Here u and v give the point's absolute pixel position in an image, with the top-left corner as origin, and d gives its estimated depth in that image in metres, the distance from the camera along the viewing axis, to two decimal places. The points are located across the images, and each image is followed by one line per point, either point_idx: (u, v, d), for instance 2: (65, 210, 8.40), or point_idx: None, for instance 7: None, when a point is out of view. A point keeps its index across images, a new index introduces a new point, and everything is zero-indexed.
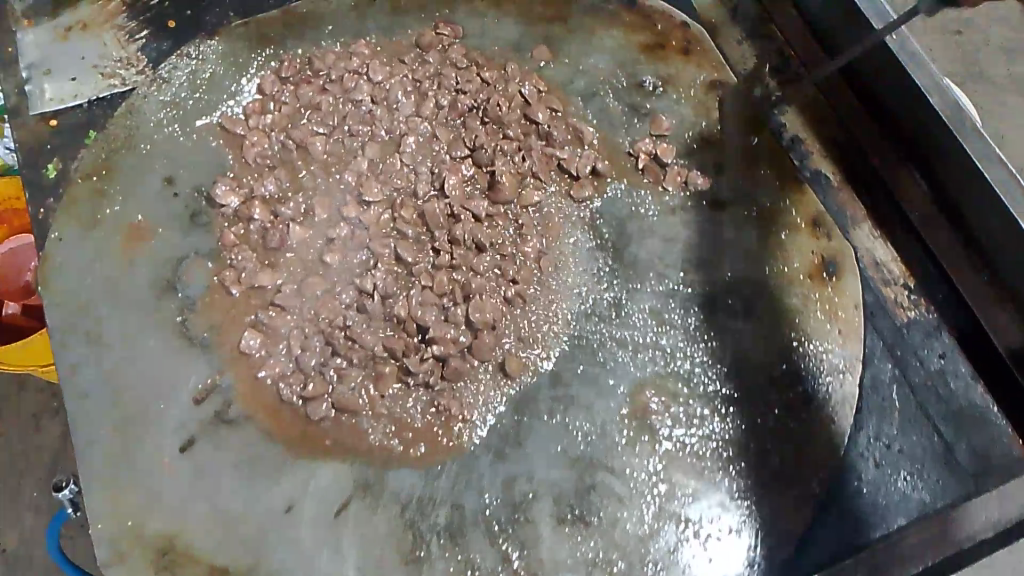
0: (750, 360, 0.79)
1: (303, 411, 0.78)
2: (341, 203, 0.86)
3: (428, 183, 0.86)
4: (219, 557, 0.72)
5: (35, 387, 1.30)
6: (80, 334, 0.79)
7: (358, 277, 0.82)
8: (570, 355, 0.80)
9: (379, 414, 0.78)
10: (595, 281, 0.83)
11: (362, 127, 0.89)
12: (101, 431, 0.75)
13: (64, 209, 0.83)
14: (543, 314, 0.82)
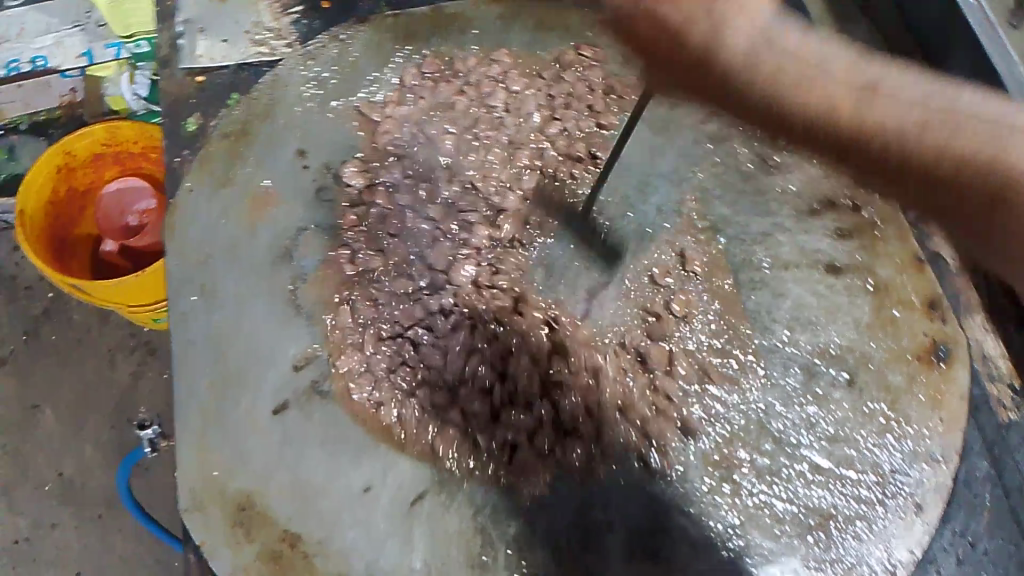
0: (847, 432, 0.78)
1: (376, 411, 0.79)
2: (458, 204, 0.88)
3: (534, 207, 0.88)
4: (294, 525, 0.73)
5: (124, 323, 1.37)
6: (194, 287, 0.81)
7: (457, 292, 0.84)
8: (658, 411, 0.79)
9: (459, 429, 0.79)
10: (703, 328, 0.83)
11: (491, 132, 0.90)
12: (200, 382, 0.78)
13: (199, 167, 0.86)
14: (637, 363, 0.82)
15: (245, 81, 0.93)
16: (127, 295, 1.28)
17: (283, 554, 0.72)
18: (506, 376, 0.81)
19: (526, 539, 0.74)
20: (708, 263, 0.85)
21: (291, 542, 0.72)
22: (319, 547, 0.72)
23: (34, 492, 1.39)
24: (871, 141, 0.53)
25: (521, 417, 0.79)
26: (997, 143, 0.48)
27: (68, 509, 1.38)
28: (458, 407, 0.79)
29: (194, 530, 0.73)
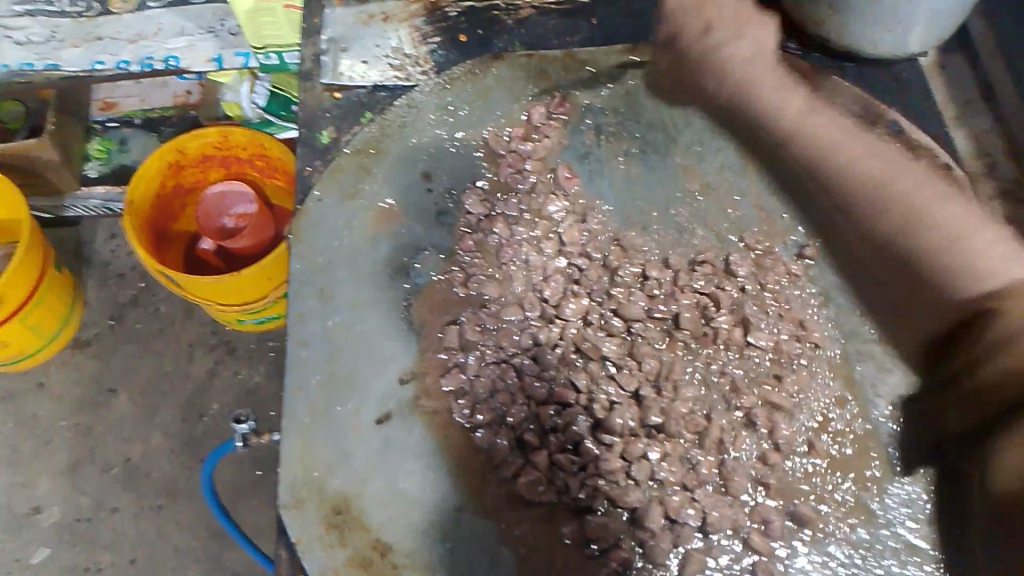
0: (945, 516, 0.77)
1: (472, 434, 0.80)
2: (574, 241, 0.90)
3: (656, 260, 0.89)
4: (386, 533, 0.74)
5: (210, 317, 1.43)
6: (315, 290, 0.84)
7: (563, 332, 0.86)
8: (751, 474, 0.80)
9: (553, 468, 0.79)
10: (813, 397, 0.83)
11: (610, 179, 0.92)
12: (310, 382, 0.80)
13: (331, 175, 0.89)
14: (738, 426, 0.82)
15: (379, 102, 0.97)
16: (216, 294, 1.31)
17: (373, 561, 0.73)
18: (605, 425, 0.81)
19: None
20: (824, 330, 0.85)
21: (382, 551, 0.73)
22: (409, 558, 0.73)
23: (99, 475, 1.41)
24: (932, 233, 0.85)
25: (614, 467, 0.78)
26: None
27: (128, 495, 1.39)
28: (549, 449, 0.80)
29: (290, 526, 0.74)
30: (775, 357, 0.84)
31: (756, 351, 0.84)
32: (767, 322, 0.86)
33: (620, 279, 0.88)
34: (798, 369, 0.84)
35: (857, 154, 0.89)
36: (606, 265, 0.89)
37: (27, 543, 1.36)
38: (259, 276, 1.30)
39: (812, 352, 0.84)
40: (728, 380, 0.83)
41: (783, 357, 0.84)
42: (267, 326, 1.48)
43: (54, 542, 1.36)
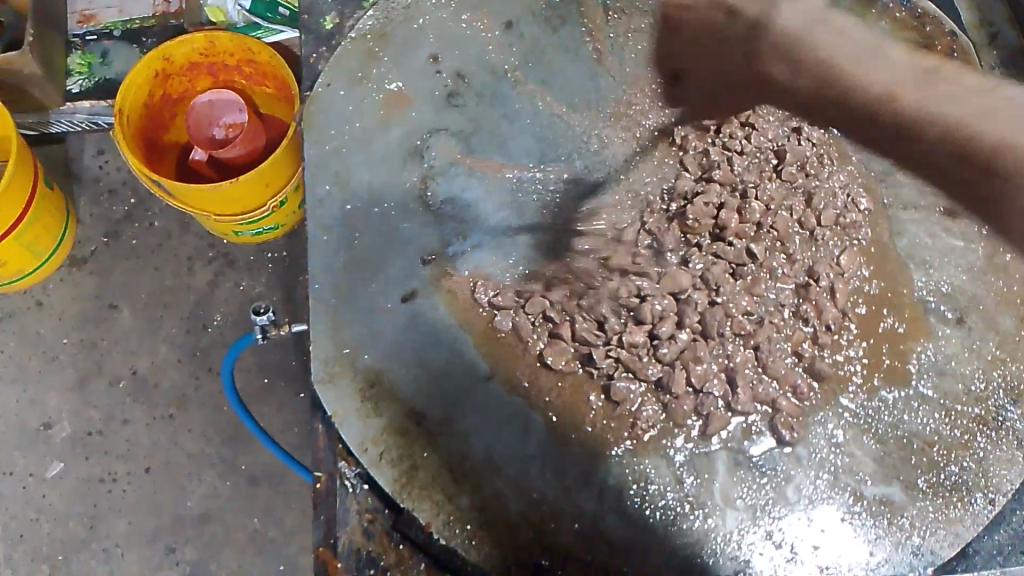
0: (957, 369, 0.80)
1: (491, 318, 0.81)
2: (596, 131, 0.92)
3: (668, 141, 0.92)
4: (419, 404, 0.76)
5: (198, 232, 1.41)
6: (331, 173, 0.84)
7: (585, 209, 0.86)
8: (774, 341, 0.80)
9: (576, 343, 0.80)
10: (834, 257, 0.84)
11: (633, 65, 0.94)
12: (334, 263, 0.81)
13: (339, 61, 0.87)
14: (761, 295, 0.82)
15: None
16: (207, 203, 1.23)
17: (410, 430, 0.75)
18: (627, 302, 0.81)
19: (633, 445, 0.77)
20: (852, 198, 0.86)
21: (416, 420, 0.76)
22: (444, 427, 0.75)
23: (109, 389, 1.34)
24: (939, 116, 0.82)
25: (637, 341, 0.79)
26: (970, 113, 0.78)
27: (139, 408, 1.33)
28: (573, 324, 0.80)
29: (325, 399, 0.76)
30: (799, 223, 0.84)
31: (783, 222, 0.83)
32: (790, 191, 0.85)
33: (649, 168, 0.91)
34: (822, 235, 0.84)
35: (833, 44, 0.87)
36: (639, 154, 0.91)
37: (43, 457, 1.31)
38: (241, 185, 1.20)
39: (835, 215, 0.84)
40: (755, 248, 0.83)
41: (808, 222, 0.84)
42: (266, 237, 1.38)
43: (70, 456, 1.31)
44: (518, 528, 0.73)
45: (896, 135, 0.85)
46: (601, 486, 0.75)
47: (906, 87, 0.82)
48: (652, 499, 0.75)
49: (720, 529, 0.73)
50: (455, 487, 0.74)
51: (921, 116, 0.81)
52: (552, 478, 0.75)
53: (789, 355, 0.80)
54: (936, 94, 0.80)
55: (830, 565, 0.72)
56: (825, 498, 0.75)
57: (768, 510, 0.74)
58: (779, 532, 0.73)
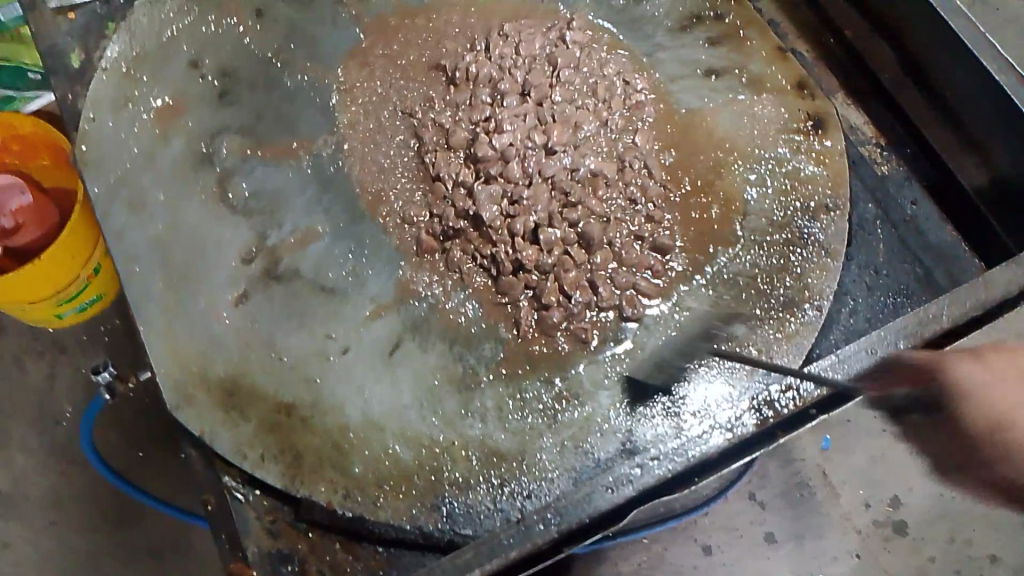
0: (752, 207, 0.87)
1: (332, 292, 0.81)
2: (377, 85, 0.92)
3: (448, 71, 0.92)
4: (284, 394, 0.76)
5: (14, 330, 1.30)
6: (123, 202, 0.82)
7: (403, 163, 0.89)
8: (611, 229, 0.85)
9: (435, 298, 0.83)
10: (642, 142, 0.89)
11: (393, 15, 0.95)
12: (154, 289, 0.79)
13: (96, 91, 0.86)
14: (592, 195, 0.86)
15: (118, 9, 0.93)
16: (18, 293, 1.11)
17: (283, 423, 0.75)
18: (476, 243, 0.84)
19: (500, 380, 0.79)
20: (628, 81, 0.93)
21: (287, 411, 0.76)
22: (314, 408, 0.76)
23: None
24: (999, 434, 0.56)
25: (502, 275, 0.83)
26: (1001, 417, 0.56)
27: (16, 527, 1.20)
28: (429, 281, 0.84)
29: (187, 422, 0.75)
30: (599, 122, 0.90)
31: (582, 120, 0.88)
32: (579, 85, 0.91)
33: (427, 94, 0.92)
34: (617, 122, 0.90)
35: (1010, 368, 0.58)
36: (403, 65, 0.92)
37: None
38: (60, 259, 1.12)
39: (621, 105, 0.90)
40: (568, 148, 0.87)
41: (610, 114, 0.90)
42: (92, 312, 1.26)
43: None
44: (416, 475, 0.74)
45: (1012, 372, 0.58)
46: (481, 410, 0.77)
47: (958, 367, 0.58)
48: (529, 404, 0.78)
49: (596, 412, 0.78)
50: (345, 458, 0.74)
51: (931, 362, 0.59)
52: (434, 420, 0.76)
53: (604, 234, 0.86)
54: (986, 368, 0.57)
55: (699, 408, 0.77)
56: (676, 355, 0.80)
57: (636, 380, 0.79)
58: (647, 397, 0.78)
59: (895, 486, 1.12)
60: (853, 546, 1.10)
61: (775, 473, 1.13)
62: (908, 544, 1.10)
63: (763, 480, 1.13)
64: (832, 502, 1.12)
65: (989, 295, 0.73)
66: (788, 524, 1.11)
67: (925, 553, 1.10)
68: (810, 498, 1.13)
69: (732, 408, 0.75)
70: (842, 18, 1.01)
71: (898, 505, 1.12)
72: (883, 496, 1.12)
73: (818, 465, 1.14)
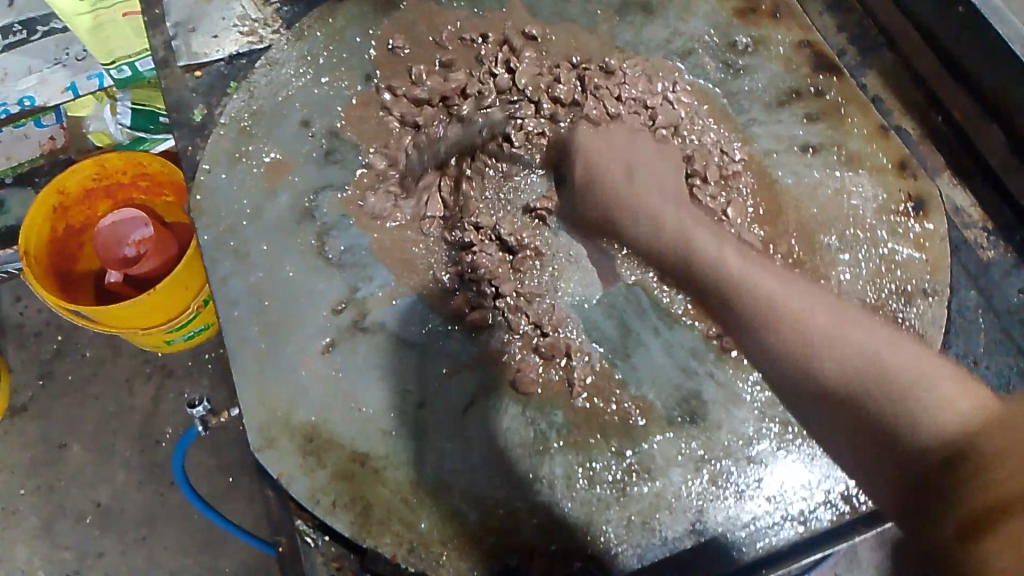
0: (843, 286, 0.85)
1: (416, 348, 0.84)
2: (471, 137, 0.94)
3: (535, 121, 0.92)
4: (359, 445, 0.78)
5: (127, 352, 1.36)
6: (228, 252, 0.87)
7: (492, 214, 0.92)
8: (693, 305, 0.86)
9: (506, 354, 0.84)
10: (733, 206, 0.88)
11: (491, 67, 0.96)
12: (250, 335, 0.83)
13: (214, 145, 0.92)
14: None
15: (241, 69, 1.01)
16: (133, 320, 1.18)
17: (356, 472, 0.77)
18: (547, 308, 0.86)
19: (569, 449, 0.79)
20: (725, 151, 0.92)
21: (361, 461, 0.78)
22: (387, 461, 0.78)
23: (74, 527, 1.26)
24: (837, 369, 0.56)
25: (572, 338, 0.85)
26: (828, 336, 0.57)
27: (111, 540, 1.25)
28: (495, 337, 0.85)
29: (268, 464, 0.78)
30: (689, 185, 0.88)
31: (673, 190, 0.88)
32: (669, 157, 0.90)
33: (514, 147, 0.92)
34: (712, 188, 0.89)
35: (778, 292, 0.63)
36: (489, 123, 0.93)
37: None
38: (174, 289, 1.18)
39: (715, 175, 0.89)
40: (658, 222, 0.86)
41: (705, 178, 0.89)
42: (199, 339, 1.33)
43: None
44: (480, 536, 0.75)
45: (803, 291, 0.62)
46: (549, 477, 0.77)
47: (807, 309, 0.60)
48: (599, 476, 0.77)
49: (667, 489, 0.76)
50: (412, 514, 0.75)
51: (741, 286, 0.65)
52: (501, 483, 0.77)
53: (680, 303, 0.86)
54: (786, 288, 0.63)
55: (774, 494, 0.76)
56: (757, 436, 0.79)
57: (710, 459, 0.78)
58: (723, 478, 0.77)
59: None
60: None
61: None
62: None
63: None
64: None
65: None
66: None
67: None
68: None
69: (806, 497, 0.76)
70: (951, 98, 0.97)
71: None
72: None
73: None
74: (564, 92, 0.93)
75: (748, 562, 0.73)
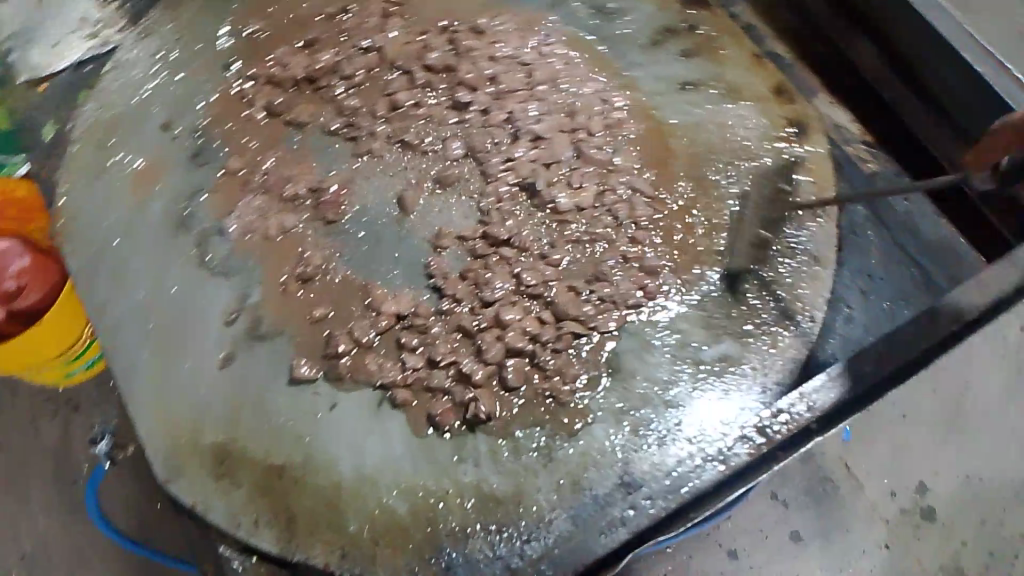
0: (733, 218, 0.85)
1: (323, 347, 0.80)
2: (344, 117, 0.89)
3: (411, 93, 0.91)
4: (274, 456, 0.75)
5: (21, 391, 1.28)
6: (104, 274, 0.81)
7: (381, 192, 0.86)
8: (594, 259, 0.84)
9: (408, 342, 0.80)
10: (619, 153, 0.88)
11: (359, 44, 0.94)
12: (139, 361, 0.78)
13: (71, 162, 0.85)
14: (568, 220, 0.85)
15: (88, 77, 0.93)
16: (25, 359, 1.11)
17: (274, 484, 0.74)
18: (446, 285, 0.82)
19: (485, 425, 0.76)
20: (606, 99, 0.91)
21: (277, 473, 0.74)
22: (305, 467, 0.74)
23: None
24: None
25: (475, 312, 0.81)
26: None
27: None
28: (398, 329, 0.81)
29: (179, 494, 0.73)
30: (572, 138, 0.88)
31: (560, 145, 0.88)
32: (551, 114, 0.90)
33: (394, 119, 0.89)
34: (599, 136, 0.89)
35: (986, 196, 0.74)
36: (366, 101, 0.90)
37: None
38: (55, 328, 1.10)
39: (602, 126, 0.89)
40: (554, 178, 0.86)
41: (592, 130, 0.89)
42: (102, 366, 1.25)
43: None
44: (411, 528, 0.71)
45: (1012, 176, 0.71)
46: (474, 455, 0.75)
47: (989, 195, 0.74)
48: (524, 445, 0.76)
49: (595, 446, 0.75)
50: (339, 516, 0.72)
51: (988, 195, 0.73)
52: (427, 470, 0.74)
53: (580, 257, 0.84)
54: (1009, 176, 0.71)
55: (694, 435, 0.74)
56: (672, 381, 0.78)
57: (629, 410, 0.77)
58: (646, 427, 0.75)
59: (919, 474, 1.16)
60: (883, 536, 1.12)
61: (795, 473, 1.16)
62: (938, 530, 1.13)
63: (784, 478, 1.16)
64: (856, 494, 1.15)
65: (978, 301, 0.70)
66: (813, 521, 1.13)
67: (956, 538, 1.13)
68: (833, 493, 1.15)
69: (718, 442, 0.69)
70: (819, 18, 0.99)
71: (923, 491, 1.15)
72: (908, 485, 1.16)
73: (841, 459, 1.17)
74: (440, 60, 0.92)
75: (672, 510, 0.65)
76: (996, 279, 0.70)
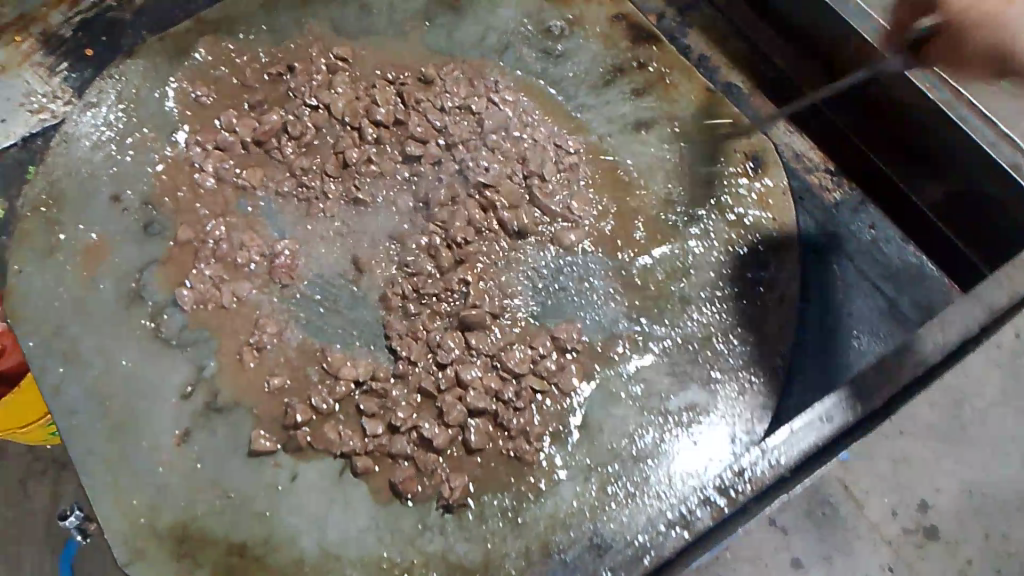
0: (696, 259, 0.84)
1: (281, 419, 0.79)
2: (296, 178, 0.88)
3: (360, 148, 0.89)
4: (235, 534, 0.74)
5: None
6: (58, 355, 0.80)
7: (335, 252, 0.85)
8: (553, 309, 0.83)
9: (367, 409, 0.78)
10: (575, 197, 0.87)
11: (304, 97, 0.92)
12: (95, 443, 0.77)
13: (18, 243, 0.84)
14: (526, 272, 0.84)
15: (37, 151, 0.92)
16: None
17: (237, 565, 0.72)
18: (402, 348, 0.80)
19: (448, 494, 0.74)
20: (559, 145, 0.89)
21: (239, 552, 0.73)
22: (267, 545, 0.73)
23: None
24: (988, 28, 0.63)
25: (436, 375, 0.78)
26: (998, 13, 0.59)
27: None
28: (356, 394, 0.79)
29: None
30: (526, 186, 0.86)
31: (514, 195, 0.86)
32: (501, 162, 0.87)
33: (345, 177, 0.88)
34: (554, 181, 0.87)
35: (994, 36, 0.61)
36: (317, 159, 0.89)
37: None
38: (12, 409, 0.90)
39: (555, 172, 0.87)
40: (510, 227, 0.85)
41: (546, 175, 0.87)
42: None
43: None
44: None
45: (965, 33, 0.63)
46: (438, 524, 0.74)
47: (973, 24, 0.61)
48: (489, 508, 0.75)
49: (562, 507, 0.74)
50: None
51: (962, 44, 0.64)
52: (392, 541, 0.73)
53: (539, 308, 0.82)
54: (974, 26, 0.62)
55: (664, 490, 0.74)
56: (642, 431, 0.77)
57: (599, 466, 0.76)
58: (616, 481, 0.75)
59: (920, 489, 1.02)
60: (885, 559, 0.98)
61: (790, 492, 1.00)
62: (942, 549, 1.00)
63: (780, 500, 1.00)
64: (855, 514, 1.00)
65: (943, 340, 0.68)
66: (815, 545, 0.99)
67: (962, 556, 1.00)
68: (832, 516, 1.00)
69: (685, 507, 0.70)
70: (770, 45, 0.97)
71: (925, 510, 1.01)
72: (909, 502, 1.01)
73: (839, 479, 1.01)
74: (391, 114, 0.90)
75: None
76: (959, 315, 0.69)
